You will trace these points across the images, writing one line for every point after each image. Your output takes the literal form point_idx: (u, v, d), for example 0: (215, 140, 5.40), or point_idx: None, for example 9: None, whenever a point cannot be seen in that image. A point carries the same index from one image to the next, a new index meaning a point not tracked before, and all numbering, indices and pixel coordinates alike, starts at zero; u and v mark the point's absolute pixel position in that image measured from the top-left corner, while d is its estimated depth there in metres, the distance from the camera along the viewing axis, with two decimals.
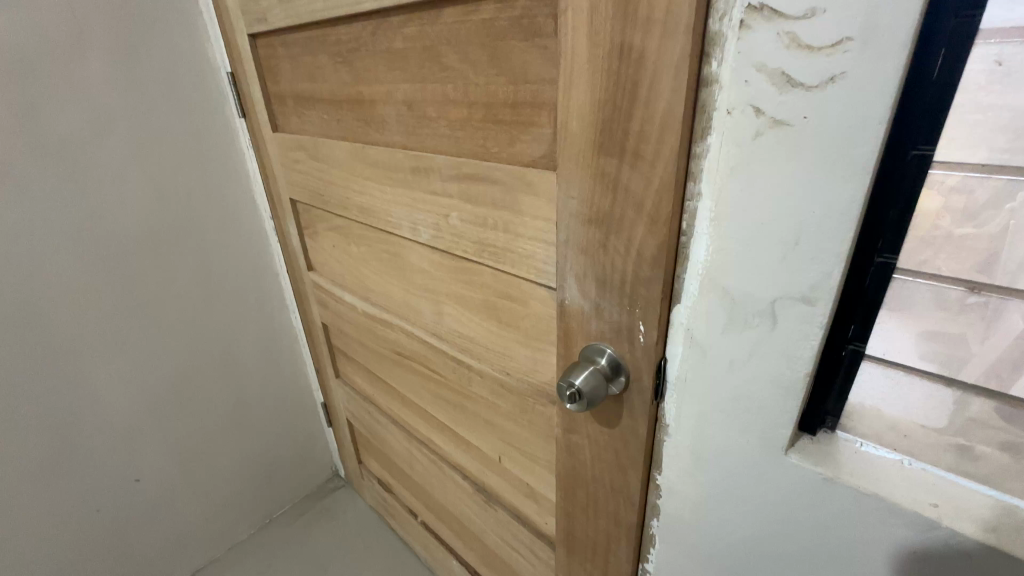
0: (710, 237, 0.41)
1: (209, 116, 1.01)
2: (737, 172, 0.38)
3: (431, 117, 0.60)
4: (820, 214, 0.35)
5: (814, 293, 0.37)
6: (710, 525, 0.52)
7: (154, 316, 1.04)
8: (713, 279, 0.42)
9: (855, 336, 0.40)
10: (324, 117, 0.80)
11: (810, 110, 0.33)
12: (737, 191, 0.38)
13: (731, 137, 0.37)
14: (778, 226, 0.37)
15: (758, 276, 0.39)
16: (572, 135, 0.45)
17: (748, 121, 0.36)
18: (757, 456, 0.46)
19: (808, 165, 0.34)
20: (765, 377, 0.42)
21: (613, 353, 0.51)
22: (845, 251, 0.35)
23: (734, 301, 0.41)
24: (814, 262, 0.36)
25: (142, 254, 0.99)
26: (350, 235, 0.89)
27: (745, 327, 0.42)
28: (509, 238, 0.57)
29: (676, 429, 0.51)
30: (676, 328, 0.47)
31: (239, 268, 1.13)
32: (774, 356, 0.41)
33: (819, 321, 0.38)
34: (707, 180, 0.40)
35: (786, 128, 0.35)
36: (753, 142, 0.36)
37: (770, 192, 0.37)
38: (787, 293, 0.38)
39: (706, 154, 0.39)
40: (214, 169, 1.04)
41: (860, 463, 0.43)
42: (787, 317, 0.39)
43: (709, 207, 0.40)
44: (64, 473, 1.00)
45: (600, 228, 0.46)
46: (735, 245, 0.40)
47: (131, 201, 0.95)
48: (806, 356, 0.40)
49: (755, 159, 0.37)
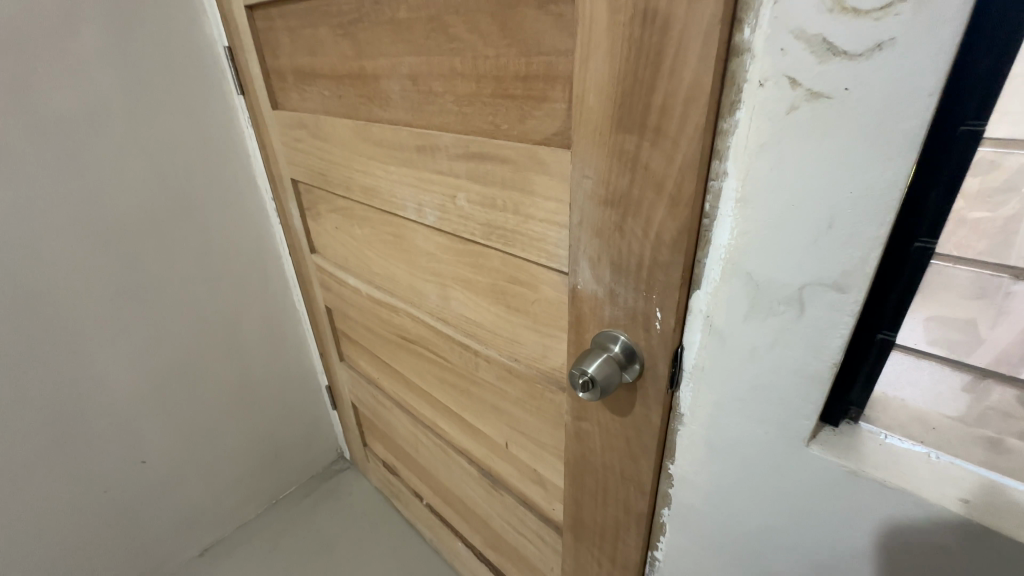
0: (735, 219, 0.39)
1: (208, 92, 0.98)
2: (767, 149, 0.35)
3: (437, 92, 0.57)
4: (858, 196, 0.33)
5: (846, 280, 0.35)
6: (723, 514, 0.51)
7: (157, 297, 1.03)
8: (736, 264, 0.40)
9: (885, 325, 0.38)
10: (326, 94, 0.77)
11: (852, 80, 0.31)
12: (766, 171, 0.36)
13: (763, 111, 0.35)
14: (810, 208, 0.35)
15: (787, 261, 0.37)
16: (588, 111, 0.42)
17: (781, 94, 0.33)
18: (775, 447, 0.45)
19: (847, 143, 0.32)
20: (789, 368, 0.41)
21: (627, 340, 0.49)
22: (882, 235, 0.33)
23: (759, 287, 0.39)
24: (848, 246, 0.34)
25: (143, 235, 0.97)
26: (353, 217, 0.86)
27: (769, 315, 0.40)
28: (519, 220, 0.55)
29: (692, 418, 0.50)
30: (695, 315, 0.45)
31: (241, 251, 1.12)
32: (800, 346, 0.39)
33: (849, 308, 0.36)
34: (733, 158, 0.37)
35: (824, 100, 0.32)
36: (787, 117, 0.34)
37: (803, 170, 0.34)
38: (816, 280, 0.36)
39: (734, 131, 0.37)
40: (213, 147, 1.01)
41: (886, 456, 0.41)
42: (814, 304, 0.37)
43: (734, 187, 0.38)
44: (71, 452, 1.01)
45: (616, 210, 0.44)
46: (761, 228, 0.38)
47: (130, 180, 0.93)
48: (834, 347, 0.38)
49: (788, 135, 0.34)
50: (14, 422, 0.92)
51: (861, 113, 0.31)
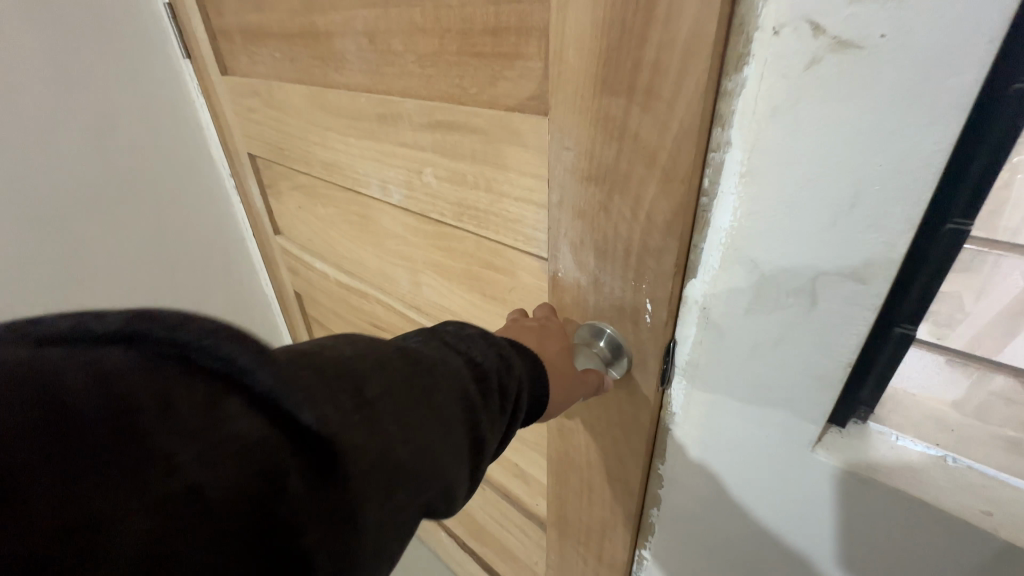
0: (737, 198, 0.33)
1: (149, 56, 0.87)
2: (779, 114, 0.29)
3: (397, 52, 0.50)
4: (890, 170, 0.27)
5: (867, 269, 0.30)
6: (715, 516, 0.48)
7: (107, 285, 0.95)
8: (737, 250, 0.35)
9: (903, 318, 0.33)
10: (276, 56, 0.68)
11: (891, 25, 0.25)
12: (777, 140, 0.30)
13: (776, 65, 0.29)
14: (828, 184, 0.29)
15: (799, 247, 0.32)
16: (568, 69, 0.36)
17: (800, 44, 0.27)
18: (776, 449, 0.40)
19: (879, 105, 0.26)
20: (795, 366, 0.36)
21: (614, 335, 0.44)
22: (915, 217, 0.28)
23: (766, 277, 0.34)
24: (872, 230, 0.29)
25: (86, 218, 0.88)
26: (315, 195, 0.79)
27: (776, 308, 0.35)
28: (491, 198, 0.48)
29: (684, 417, 0.45)
30: (689, 307, 0.40)
31: (200, 232, 1.03)
32: (809, 343, 0.34)
33: (869, 302, 0.31)
34: (738, 124, 0.32)
35: (852, 51, 0.26)
36: (806, 73, 0.28)
37: (822, 139, 0.28)
38: (833, 269, 0.31)
39: (741, 91, 0.31)
40: (161, 118, 0.91)
41: (897, 462, 0.37)
42: (828, 296, 0.32)
43: (739, 159, 0.32)
44: None
45: (600, 187, 0.38)
46: (769, 208, 0.32)
47: (66, 157, 0.84)
48: (849, 345, 0.33)
49: (806, 96, 0.28)
50: None
51: (901, 66, 0.25)
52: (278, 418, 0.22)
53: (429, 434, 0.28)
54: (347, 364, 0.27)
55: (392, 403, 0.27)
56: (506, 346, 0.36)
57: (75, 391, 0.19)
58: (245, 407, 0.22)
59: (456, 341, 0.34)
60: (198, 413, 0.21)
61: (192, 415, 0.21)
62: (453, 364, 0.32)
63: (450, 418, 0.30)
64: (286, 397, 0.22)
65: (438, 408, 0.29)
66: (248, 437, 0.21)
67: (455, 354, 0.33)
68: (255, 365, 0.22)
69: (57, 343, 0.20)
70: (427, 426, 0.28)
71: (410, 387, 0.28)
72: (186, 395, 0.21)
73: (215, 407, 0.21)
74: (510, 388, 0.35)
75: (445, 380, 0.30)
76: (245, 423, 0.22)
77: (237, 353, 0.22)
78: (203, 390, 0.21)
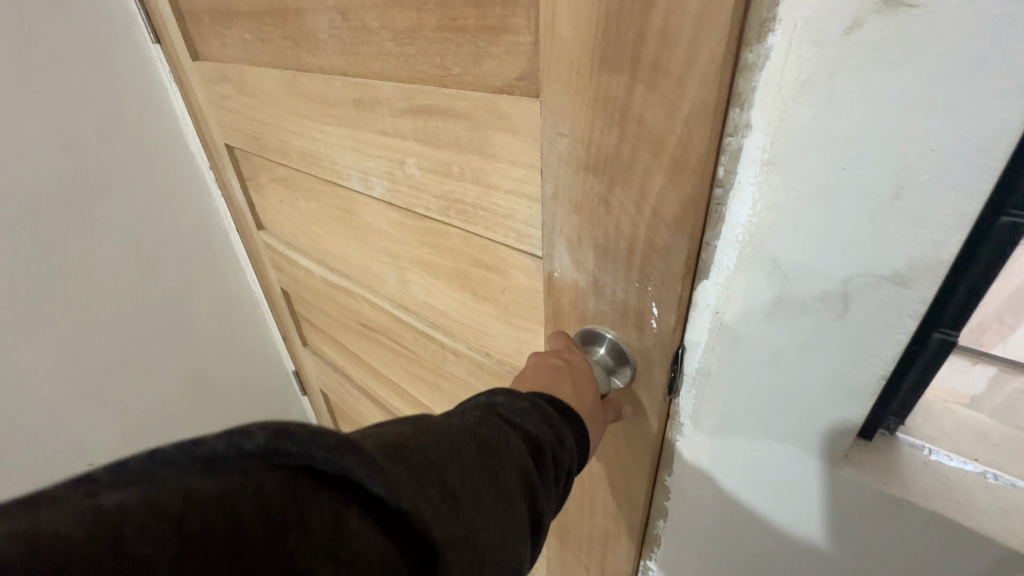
0: (757, 189, 0.29)
1: (116, 41, 0.80)
2: (810, 90, 0.25)
3: (372, 29, 0.45)
4: (941, 155, 0.23)
5: (910, 271, 0.26)
6: (729, 533, 0.44)
7: (82, 287, 0.87)
8: (757, 248, 0.30)
9: (943, 323, 0.29)
10: (247, 38, 0.63)
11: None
12: (806, 122, 0.26)
13: (809, 29, 0.24)
14: (867, 173, 0.25)
15: (829, 246, 0.28)
16: (561, 43, 0.31)
17: (839, 1, 0.23)
18: (795, 465, 0.37)
19: (932, 76, 0.22)
20: (821, 378, 0.32)
21: (616, 341, 0.40)
22: (971, 210, 0.24)
23: (789, 278, 0.30)
24: (918, 226, 0.25)
25: (56, 215, 0.81)
26: (296, 188, 0.74)
27: (800, 315, 0.31)
28: (479, 191, 0.44)
29: (693, 427, 0.41)
30: (700, 310, 0.36)
31: (181, 228, 0.97)
32: (838, 355, 0.31)
33: (911, 309, 0.27)
34: (760, 102, 0.27)
35: (903, 11, 0.22)
36: (844, 39, 0.23)
37: (862, 118, 0.24)
38: (869, 272, 0.27)
39: (763, 63, 0.26)
40: (132, 108, 0.85)
41: (930, 479, 0.33)
42: (863, 301, 0.28)
43: (760, 143, 0.28)
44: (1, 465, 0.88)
45: (600, 178, 0.34)
46: (794, 201, 0.28)
47: (29, 147, 0.76)
48: (884, 357, 0.29)
49: (843, 68, 0.24)
50: None
51: (963, 28, 0.21)
52: (393, 527, 0.21)
53: (504, 518, 0.26)
54: (427, 456, 0.25)
55: (473, 493, 0.25)
56: (558, 415, 0.33)
57: (247, 516, 0.18)
58: (367, 518, 0.20)
59: (510, 414, 0.31)
60: (328, 530, 0.19)
61: (323, 533, 0.19)
62: (510, 435, 0.29)
63: (517, 501, 0.27)
64: (401, 504, 0.21)
65: (507, 490, 0.27)
66: (374, 552, 0.20)
67: (513, 430, 0.30)
68: (370, 477, 0.21)
69: (211, 461, 0.19)
70: (509, 510, 0.26)
71: (484, 468, 0.26)
72: (315, 510, 0.19)
73: (343, 524, 0.20)
74: (564, 462, 0.32)
75: (511, 458, 0.28)
76: (366, 539, 0.20)
77: (353, 464, 0.20)
78: (330, 504, 0.20)
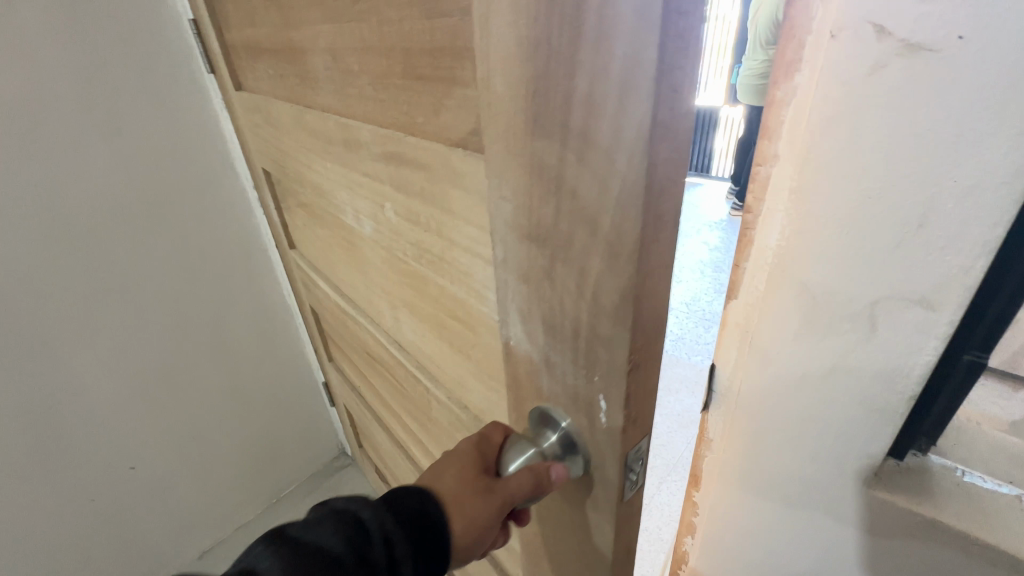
0: (789, 217, 0.34)
1: (175, 72, 0.88)
2: (838, 125, 0.30)
3: (354, 72, 0.44)
4: (965, 184, 0.27)
5: (936, 293, 0.30)
6: (767, 544, 0.48)
7: (132, 298, 0.95)
8: (790, 269, 0.35)
9: (976, 347, 0.32)
10: (271, 73, 0.65)
11: (969, 25, 0.25)
12: (835, 153, 0.31)
13: (835, 71, 0.29)
14: (893, 203, 0.30)
15: (855, 268, 0.33)
16: (496, 104, 0.28)
17: (863, 49, 0.28)
18: (827, 477, 0.40)
19: (951, 114, 0.27)
20: (856, 392, 0.36)
21: (569, 432, 0.35)
22: (988, 238, 0.28)
23: (820, 297, 0.35)
24: (943, 252, 0.29)
25: (115, 230, 0.89)
26: (314, 216, 0.76)
27: (831, 332, 0.35)
28: (443, 245, 0.41)
29: (726, 439, 0.46)
30: (737, 323, 0.41)
31: (224, 244, 1.03)
32: (870, 369, 0.35)
33: (937, 326, 0.31)
34: (793, 140, 0.33)
35: (925, 52, 0.26)
36: (868, 79, 0.28)
37: (886, 155, 0.29)
38: (897, 292, 0.32)
39: (797, 101, 0.32)
40: (186, 134, 0.92)
41: (965, 498, 0.36)
42: (891, 319, 0.33)
43: (792, 175, 0.33)
44: (54, 456, 0.96)
45: (542, 250, 0.30)
46: (823, 228, 0.33)
47: (94, 171, 0.84)
48: (914, 376, 0.33)
49: (869, 106, 0.29)
50: None
51: (974, 77, 0.25)
52: None
53: None
54: None
55: None
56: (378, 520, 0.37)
57: None
58: None
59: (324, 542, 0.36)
60: None
61: None
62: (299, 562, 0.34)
63: None
64: None
65: None
66: None
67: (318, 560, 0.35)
68: None
69: None
70: None
71: None
72: None
73: None
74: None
75: None
76: None
77: None
78: None
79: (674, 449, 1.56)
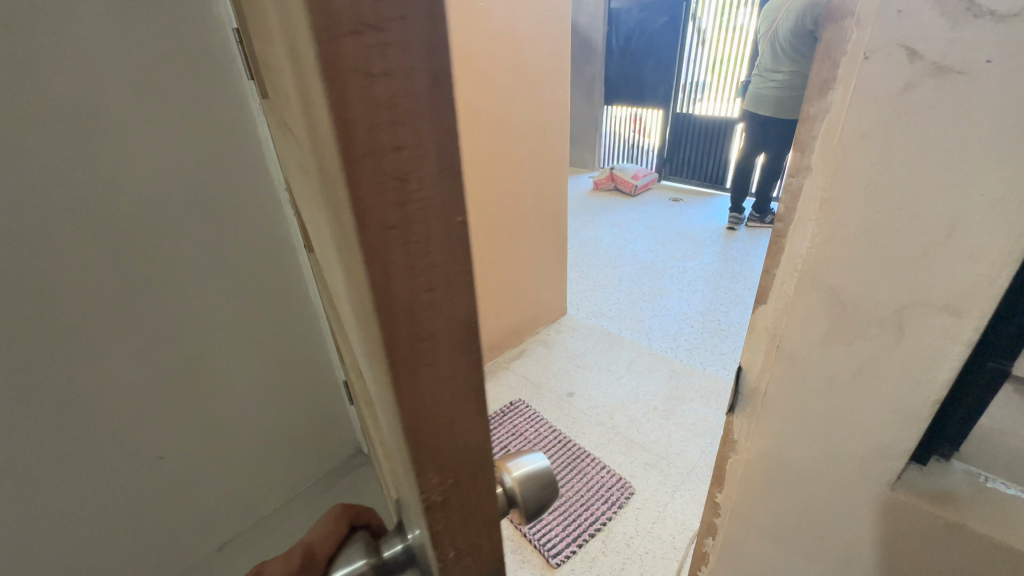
0: (817, 231, 0.42)
1: (216, 81, 0.96)
2: (863, 145, 0.38)
3: None
4: (993, 196, 0.33)
5: (958, 302, 0.37)
6: (795, 536, 0.56)
7: (170, 291, 1.01)
8: (817, 274, 0.44)
9: (999, 353, 0.38)
10: None
11: (996, 52, 0.31)
12: (860, 166, 0.38)
13: (870, 94, 0.37)
14: (918, 223, 0.37)
15: (888, 278, 0.39)
16: None
17: (892, 71, 0.35)
18: (846, 464, 0.48)
19: (963, 141, 0.34)
20: (885, 395, 0.43)
21: (508, 490, 0.36)
22: (1013, 254, 0.34)
23: (846, 305, 0.43)
24: (972, 260, 0.35)
25: (159, 226, 0.96)
26: None
27: (861, 334, 0.42)
28: None
29: (754, 433, 0.55)
30: (761, 331, 0.51)
31: (258, 242, 1.11)
32: (897, 367, 0.41)
33: (961, 332, 0.37)
34: (820, 161, 0.41)
35: (954, 73, 0.33)
36: (902, 96, 0.35)
37: (907, 176, 0.36)
38: (924, 299, 0.38)
39: (826, 125, 0.40)
40: (224, 137, 1.00)
41: (977, 495, 0.43)
42: (915, 325, 0.39)
43: (821, 185, 0.41)
44: (88, 444, 1.00)
45: None
46: (848, 244, 0.41)
47: (142, 171, 0.92)
48: (941, 379, 0.39)
49: (894, 122, 0.36)
50: (37, 416, 0.92)
51: (986, 105, 0.32)
52: None
53: None
54: None
55: None
56: None
57: None
58: None
59: None
60: None
61: None
62: None
63: None
64: None
65: None
66: None
67: None
68: None
69: None
70: None
71: None
72: None
73: None
74: None
75: None
76: None
77: None
78: None
79: (688, 458, 1.59)
